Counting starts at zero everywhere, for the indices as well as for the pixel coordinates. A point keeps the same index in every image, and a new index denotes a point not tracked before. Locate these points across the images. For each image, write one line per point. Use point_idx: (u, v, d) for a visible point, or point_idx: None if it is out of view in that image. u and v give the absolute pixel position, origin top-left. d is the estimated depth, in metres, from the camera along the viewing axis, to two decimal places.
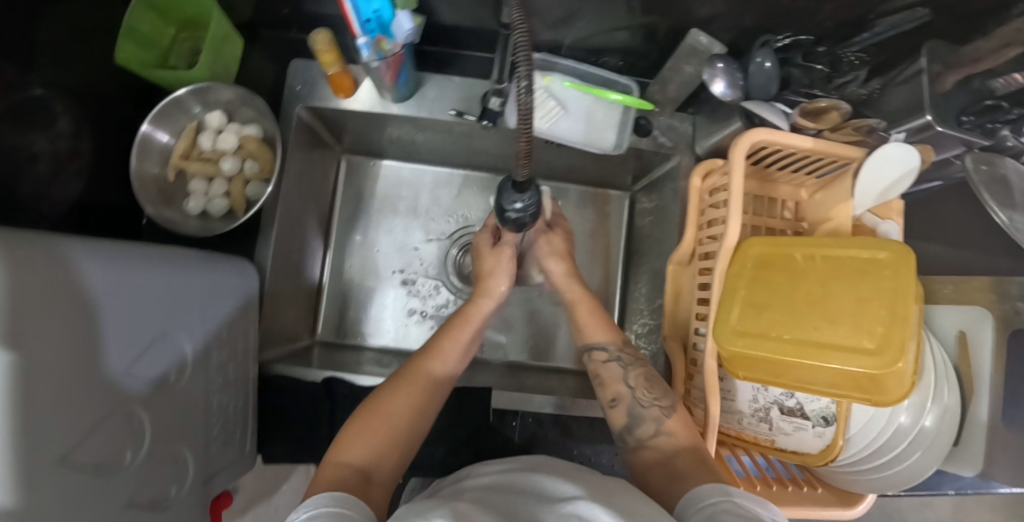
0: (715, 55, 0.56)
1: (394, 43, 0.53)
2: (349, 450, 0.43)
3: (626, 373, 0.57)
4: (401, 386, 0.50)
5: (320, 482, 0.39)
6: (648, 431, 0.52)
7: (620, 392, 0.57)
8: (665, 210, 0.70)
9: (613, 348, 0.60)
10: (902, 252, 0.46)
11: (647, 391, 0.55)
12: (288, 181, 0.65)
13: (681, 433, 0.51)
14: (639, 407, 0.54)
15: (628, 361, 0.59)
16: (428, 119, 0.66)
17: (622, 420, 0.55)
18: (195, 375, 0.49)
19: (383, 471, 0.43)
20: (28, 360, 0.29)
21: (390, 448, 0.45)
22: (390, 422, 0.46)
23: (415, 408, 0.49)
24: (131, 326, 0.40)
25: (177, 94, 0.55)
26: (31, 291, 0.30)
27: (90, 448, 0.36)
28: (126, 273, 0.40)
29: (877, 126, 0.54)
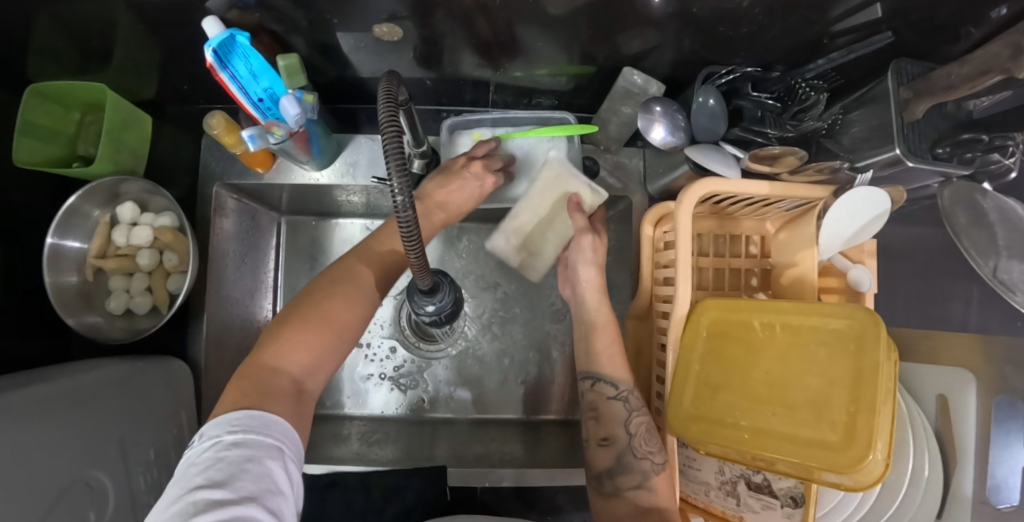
0: (652, 97, 0.50)
1: (288, 126, 0.47)
2: (284, 355, 0.41)
3: (630, 417, 0.51)
4: (337, 291, 0.47)
5: (241, 381, 0.37)
6: (632, 482, 0.49)
7: (615, 434, 0.51)
8: (623, 253, 0.65)
9: (621, 387, 0.52)
10: (868, 323, 0.40)
11: (644, 442, 0.50)
12: (215, 266, 0.61)
13: (663, 492, 0.49)
14: (630, 457, 0.49)
15: (634, 405, 0.51)
16: (353, 185, 0.61)
17: (607, 463, 0.50)
18: (121, 511, 0.47)
19: (314, 380, 0.42)
20: None
21: (330, 350, 0.44)
22: (327, 321, 0.44)
23: (355, 321, 0.46)
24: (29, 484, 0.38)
25: (73, 198, 0.53)
26: None
27: None
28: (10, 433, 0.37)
29: (841, 167, 0.48)
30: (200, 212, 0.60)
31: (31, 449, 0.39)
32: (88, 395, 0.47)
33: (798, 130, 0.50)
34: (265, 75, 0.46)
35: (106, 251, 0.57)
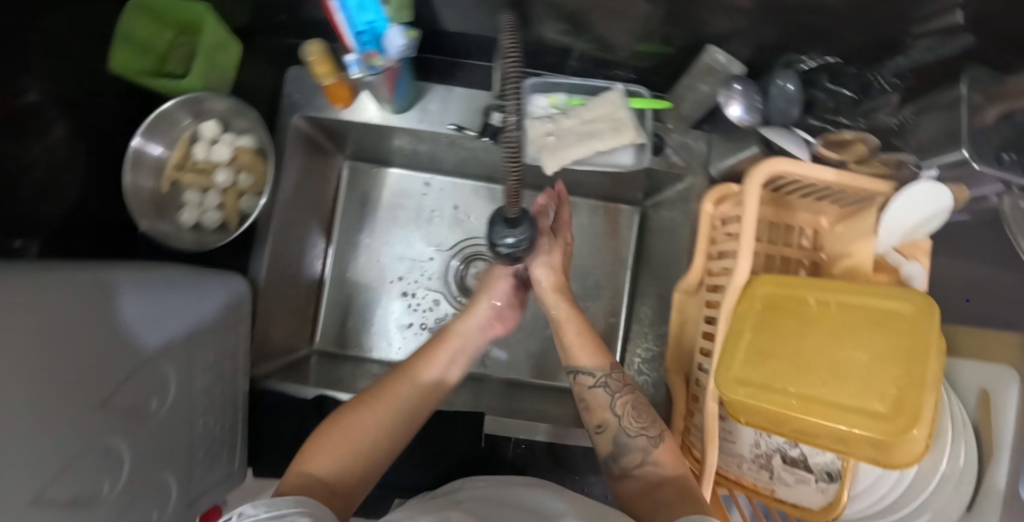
0: (733, 75, 0.52)
1: (387, 58, 0.50)
2: (316, 463, 0.43)
3: (612, 401, 0.53)
4: (369, 402, 0.48)
5: (282, 486, 0.40)
6: (633, 461, 0.49)
7: (606, 420, 0.52)
8: (674, 232, 0.67)
9: (598, 373, 0.55)
10: (926, 306, 0.42)
11: (635, 419, 0.51)
12: (283, 197, 0.64)
13: (668, 462, 0.48)
14: (625, 437, 0.50)
15: (614, 387, 0.54)
16: (429, 131, 0.63)
17: (608, 448, 0.51)
18: (178, 405, 0.49)
19: (347, 482, 0.43)
20: None
21: (356, 458, 0.45)
22: (352, 435, 0.46)
23: (390, 420, 0.48)
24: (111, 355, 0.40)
25: (167, 105, 0.55)
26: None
27: (66, 485, 0.36)
28: (94, 304, 0.39)
29: (908, 160, 0.50)
30: (277, 139, 0.62)
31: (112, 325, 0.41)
32: (167, 288, 0.49)
33: (869, 125, 0.52)
34: (372, 7, 0.47)
35: (185, 164, 0.59)
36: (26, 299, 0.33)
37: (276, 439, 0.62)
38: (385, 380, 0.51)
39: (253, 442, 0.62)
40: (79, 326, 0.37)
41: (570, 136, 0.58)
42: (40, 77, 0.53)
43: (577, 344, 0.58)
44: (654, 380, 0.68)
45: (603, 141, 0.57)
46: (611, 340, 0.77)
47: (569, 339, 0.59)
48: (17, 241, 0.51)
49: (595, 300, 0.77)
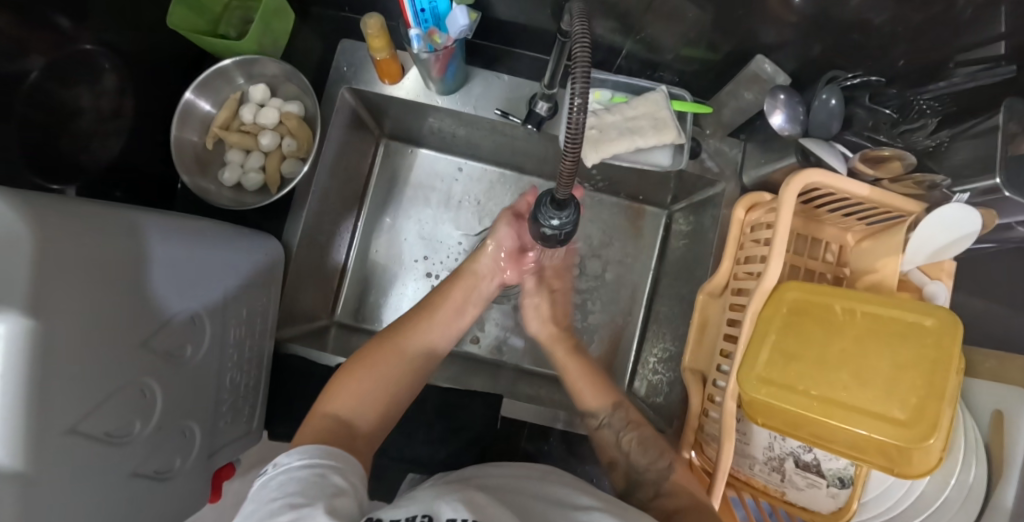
0: (777, 86, 0.53)
1: (447, 36, 0.51)
2: (338, 405, 0.47)
3: (618, 438, 0.56)
4: (384, 345, 0.54)
5: (307, 429, 0.44)
6: (648, 493, 0.49)
7: (616, 457, 0.55)
8: (701, 236, 0.69)
9: (603, 414, 0.59)
10: (950, 322, 0.44)
11: (640, 452, 0.53)
12: (323, 165, 0.65)
13: (683, 492, 0.47)
14: (634, 472, 0.52)
15: (617, 426, 0.57)
16: (472, 115, 0.65)
17: (622, 482, 0.53)
18: (210, 356, 0.49)
19: (366, 424, 0.47)
20: (47, 327, 0.30)
21: (374, 402, 0.49)
22: (372, 375, 0.51)
23: (400, 369, 0.53)
24: (152, 298, 0.41)
25: (221, 64, 0.57)
26: (58, 250, 0.32)
27: (101, 417, 0.37)
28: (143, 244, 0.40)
29: (940, 183, 0.50)
30: (323, 108, 0.63)
31: (159, 266, 0.42)
32: (211, 237, 0.49)
33: (905, 146, 0.53)
34: None
35: (231, 124, 0.61)
36: (82, 233, 0.34)
37: (294, 404, 0.62)
38: (396, 328, 0.57)
39: (271, 404, 0.62)
40: (125, 266, 0.38)
41: (612, 131, 0.59)
42: (99, 27, 0.54)
43: (579, 384, 0.64)
44: (669, 378, 0.69)
45: (645, 138, 0.59)
46: (627, 337, 0.78)
47: (575, 381, 0.64)
48: (55, 183, 0.51)
49: (614, 297, 0.78)
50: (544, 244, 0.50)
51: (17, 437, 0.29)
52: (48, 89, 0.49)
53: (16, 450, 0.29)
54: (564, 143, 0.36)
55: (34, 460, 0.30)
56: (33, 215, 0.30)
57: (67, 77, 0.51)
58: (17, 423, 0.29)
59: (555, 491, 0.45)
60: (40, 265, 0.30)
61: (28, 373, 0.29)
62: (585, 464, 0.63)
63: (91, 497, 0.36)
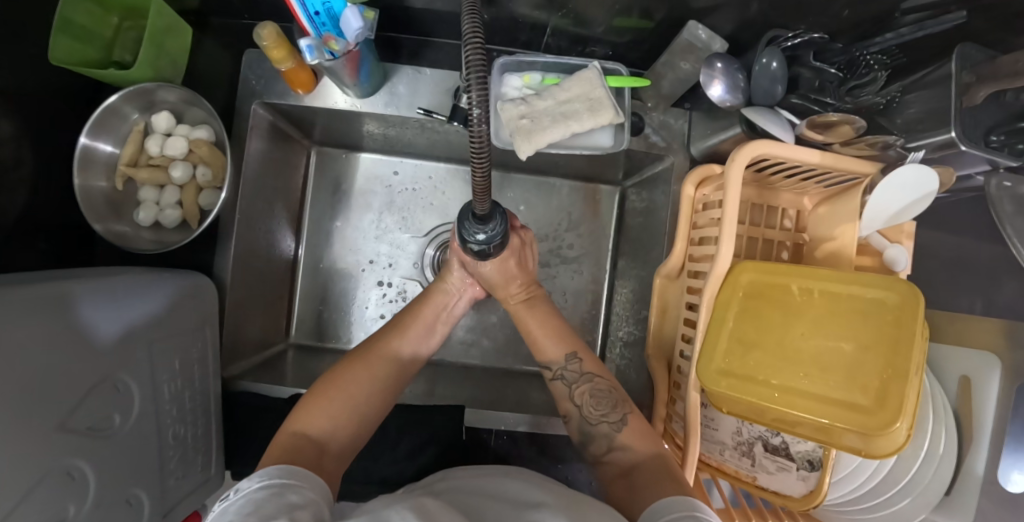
0: (713, 53, 0.49)
1: (345, 43, 0.46)
2: (307, 422, 0.44)
3: (570, 392, 0.53)
4: (359, 361, 0.51)
5: (272, 447, 0.41)
6: (602, 448, 0.49)
7: (569, 411, 0.54)
8: (655, 214, 0.65)
9: (556, 366, 0.56)
10: (910, 296, 0.41)
11: (595, 407, 0.51)
12: (248, 189, 0.60)
13: (637, 446, 0.47)
14: (587, 425, 0.51)
15: (572, 378, 0.54)
16: (397, 116, 0.60)
17: (577, 436, 0.52)
18: (146, 416, 0.47)
19: (338, 440, 0.44)
20: None
21: (349, 418, 0.47)
22: (349, 392, 0.48)
23: (376, 383, 0.50)
24: (58, 381, 0.38)
25: (110, 100, 0.52)
26: None
27: (23, 513, 0.34)
28: (39, 324, 0.37)
29: (894, 142, 0.47)
30: (235, 129, 0.58)
31: (59, 341, 0.38)
32: (120, 293, 0.46)
33: (854, 105, 0.49)
34: None
35: (139, 159, 0.56)
36: None
37: (253, 440, 0.60)
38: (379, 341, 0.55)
39: (229, 444, 0.60)
40: (20, 351, 0.35)
41: (545, 119, 0.55)
42: None
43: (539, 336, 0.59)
44: (635, 364, 0.67)
45: (580, 123, 0.55)
46: (593, 323, 0.76)
47: (535, 334, 0.59)
48: None
49: (574, 284, 0.75)
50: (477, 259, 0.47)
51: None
52: None
53: None
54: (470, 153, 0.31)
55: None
56: None
57: None
58: None
59: (517, 493, 0.42)
60: None
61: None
62: (559, 463, 0.63)
63: None
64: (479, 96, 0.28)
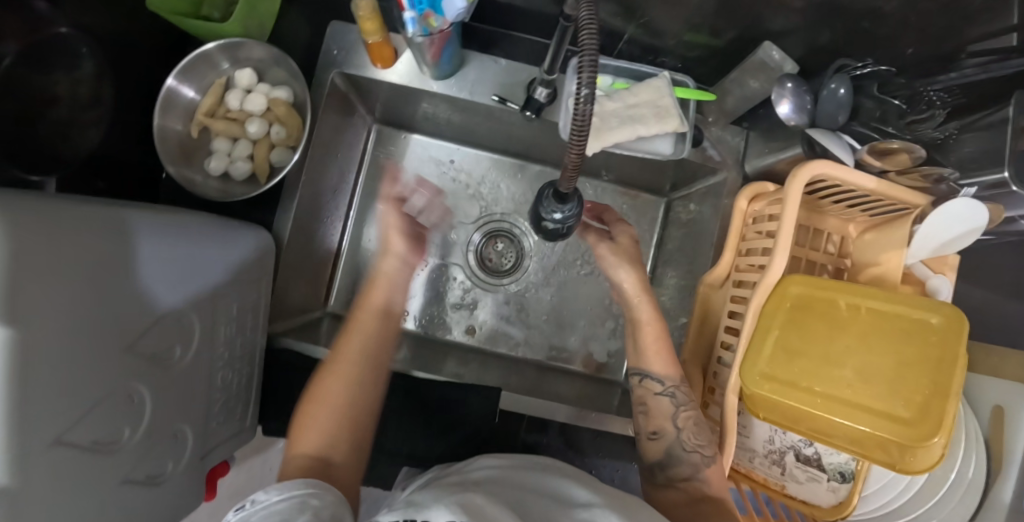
0: (785, 74, 0.51)
1: (444, 20, 0.48)
2: (305, 441, 0.46)
3: (676, 412, 0.54)
4: (331, 372, 0.50)
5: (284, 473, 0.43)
6: (683, 473, 0.52)
7: (663, 428, 0.54)
8: (702, 225, 0.67)
9: (666, 383, 0.56)
10: (955, 319, 0.43)
11: (693, 435, 0.53)
12: (315, 153, 0.63)
13: (719, 485, 0.51)
14: (680, 450, 0.53)
15: (680, 400, 0.55)
16: (468, 101, 0.62)
17: (659, 454, 0.54)
18: (203, 355, 0.48)
19: (340, 453, 0.46)
20: (18, 338, 0.29)
21: (342, 425, 0.47)
22: (325, 402, 0.48)
23: (351, 390, 0.49)
24: (132, 306, 0.39)
25: (204, 48, 0.54)
26: (39, 261, 0.30)
27: (88, 426, 0.36)
28: (123, 246, 0.38)
29: (948, 176, 0.49)
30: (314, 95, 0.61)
31: (142, 265, 0.40)
32: (197, 229, 0.47)
33: (913, 137, 0.52)
34: None
35: (217, 111, 0.58)
36: (59, 235, 0.32)
37: (287, 399, 0.61)
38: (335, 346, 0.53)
39: (265, 403, 0.61)
40: (105, 267, 0.36)
41: (613, 119, 0.57)
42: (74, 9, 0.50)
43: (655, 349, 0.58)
44: None
45: (646, 127, 0.57)
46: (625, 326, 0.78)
47: (646, 344, 0.58)
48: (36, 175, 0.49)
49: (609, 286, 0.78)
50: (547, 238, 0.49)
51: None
52: (20, 78, 0.47)
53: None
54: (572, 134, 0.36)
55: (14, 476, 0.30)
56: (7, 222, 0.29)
57: (40, 63, 0.48)
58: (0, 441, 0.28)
59: (557, 492, 0.44)
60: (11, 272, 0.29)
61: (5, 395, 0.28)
62: (583, 456, 0.64)
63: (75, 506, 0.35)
64: (590, 75, 0.34)
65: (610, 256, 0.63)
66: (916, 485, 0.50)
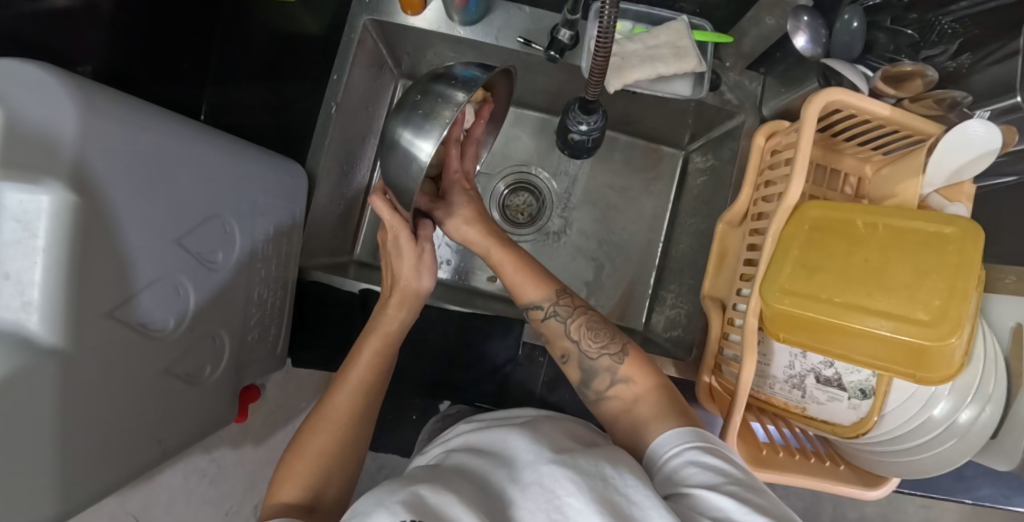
0: (801, 6, 0.55)
1: None
2: (286, 491, 0.44)
3: (566, 327, 0.53)
4: (316, 427, 0.47)
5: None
6: (603, 383, 0.50)
7: (567, 348, 0.53)
8: (719, 171, 0.70)
9: (547, 305, 0.54)
10: (970, 228, 0.44)
11: (592, 340, 0.51)
12: (350, 97, 0.68)
13: (638, 377, 0.48)
14: (587, 360, 0.51)
15: (564, 314, 0.53)
16: (494, 46, 0.65)
17: (576, 375, 0.52)
18: (242, 264, 0.53)
19: (327, 497, 0.45)
20: (81, 203, 0.33)
21: (331, 475, 0.45)
22: (314, 453, 0.46)
23: (338, 445, 0.47)
24: (181, 204, 0.43)
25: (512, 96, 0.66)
26: (98, 138, 0.34)
27: (137, 307, 0.40)
28: (173, 144, 0.42)
29: (962, 100, 0.51)
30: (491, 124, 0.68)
31: (192, 167, 0.44)
32: (235, 148, 0.52)
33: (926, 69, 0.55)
34: None
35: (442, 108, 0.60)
36: (117, 116, 0.37)
37: (321, 326, 0.68)
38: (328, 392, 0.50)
39: (301, 330, 0.68)
40: (160, 165, 0.40)
41: (634, 59, 0.60)
42: None
43: (518, 280, 0.56)
44: (688, 310, 0.71)
45: (666, 65, 0.59)
46: (643, 275, 0.80)
47: (510, 278, 0.56)
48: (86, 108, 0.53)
49: (628, 235, 0.80)
50: (576, 148, 0.60)
51: (46, 314, 0.32)
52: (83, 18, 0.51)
53: (51, 329, 0.33)
54: (596, 39, 0.41)
55: (65, 335, 0.33)
56: (76, 91, 0.34)
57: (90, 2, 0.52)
58: (44, 295, 0.32)
59: (513, 444, 0.38)
60: (80, 143, 0.33)
61: (69, 251, 0.32)
62: None
63: (115, 381, 0.39)
64: None
65: (456, 215, 0.59)
66: (930, 416, 0.49)
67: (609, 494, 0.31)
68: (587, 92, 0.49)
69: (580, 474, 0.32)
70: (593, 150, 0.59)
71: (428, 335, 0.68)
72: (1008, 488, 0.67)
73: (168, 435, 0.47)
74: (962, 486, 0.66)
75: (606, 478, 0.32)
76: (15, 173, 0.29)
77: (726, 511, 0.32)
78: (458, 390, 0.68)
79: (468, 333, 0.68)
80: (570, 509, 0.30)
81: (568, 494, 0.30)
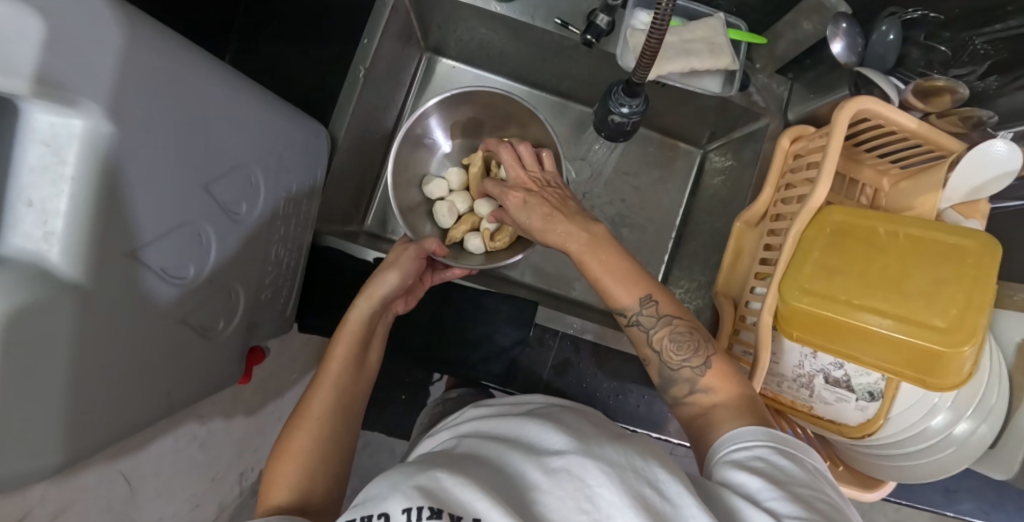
0: (840, 13, 0.55)
1: None
2: (276, 490, 0.43)
3: (650, 337, 0.47)
4: (301, 421, 0.46)
5: None
6: (683, 392, 0.46)
7: (648, 356, 0.49)
8: (739, 171, 0.70)
9: (631, 313, 0.47)
10: (990, 243, 0.45)
11: (674, 353, 0.46)
12: (378, 63, 0.67)
13: (720, 387, 0.45)
14: (667, 370, 0.47)
15: (649, 324, 0.47)
16: (528, 26, 0.65)
17: (654, 378, 0.49)
18: (263, 220, 0.51)
19: (316, 497, 0.43)
20: (116, 136, 0.31)
21: (319, 473, 0.44)
22: (298, 450, 0.45)
23: (325, 442, 0.46)
24: (212, 149, 0.42)
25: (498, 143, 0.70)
26: (135, 69, 0.33)
27: (160, 252, 0.39)
28: (207, 87, 0.41)
29: (987, 119, 0.52)
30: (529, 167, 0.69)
31: (224, 113, 0.43)
32: (264, 100, 0.50)
33: None
34: None
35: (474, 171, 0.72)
36: (157, 49, 0.35)
37: (331, 293, 0.67)
38: (312, 387, 0.49)
39: (310, 295, 0.67)
40: (193, 105, 0.39)
41: (669, 51, 0.60)
42: None
43: (610, 280, 0.48)
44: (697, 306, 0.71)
45: (700, 60, 0.59)
46: (653, 269, 0.81)
47: (595, 279, 0.48)
48: None
49: (641, 228, 0.81)
50: (613, 131, 0.60)
51: (70, 247, 0.31)
52: None
53: (76, 264, 0.31)
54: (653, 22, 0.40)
55: (89, 272, 0.32)
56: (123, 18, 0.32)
57: None
58: (69, 228, 0.30)
59: (535, 432, 0.37)
60: (118, 73, 0.31)
61: (98, 186, 0.31)
62: (606, 378, 0.67)
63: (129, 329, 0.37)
64: None
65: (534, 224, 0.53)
66: (930, 425, 0.51)
67: (640, 487, 0.30)
68: (636, 75, 0.49)
69: (608, 466, 0.31)
70: (632, 134, 0.59)
71: (439, 311, 0.67)
72: (988, 500, 0.69)
73: (177, 390, 0.46)
74: (946, 496, 0.69)
75: (636, 468, 0.32)
76: (54, 95, 0.28)
77: (755, 492, 0.32)
78: (465, 368, 0.68)
79: (479, 312, 0.67)
80: (601, 499, 0.29)
81: (600, 484, 0.30)
